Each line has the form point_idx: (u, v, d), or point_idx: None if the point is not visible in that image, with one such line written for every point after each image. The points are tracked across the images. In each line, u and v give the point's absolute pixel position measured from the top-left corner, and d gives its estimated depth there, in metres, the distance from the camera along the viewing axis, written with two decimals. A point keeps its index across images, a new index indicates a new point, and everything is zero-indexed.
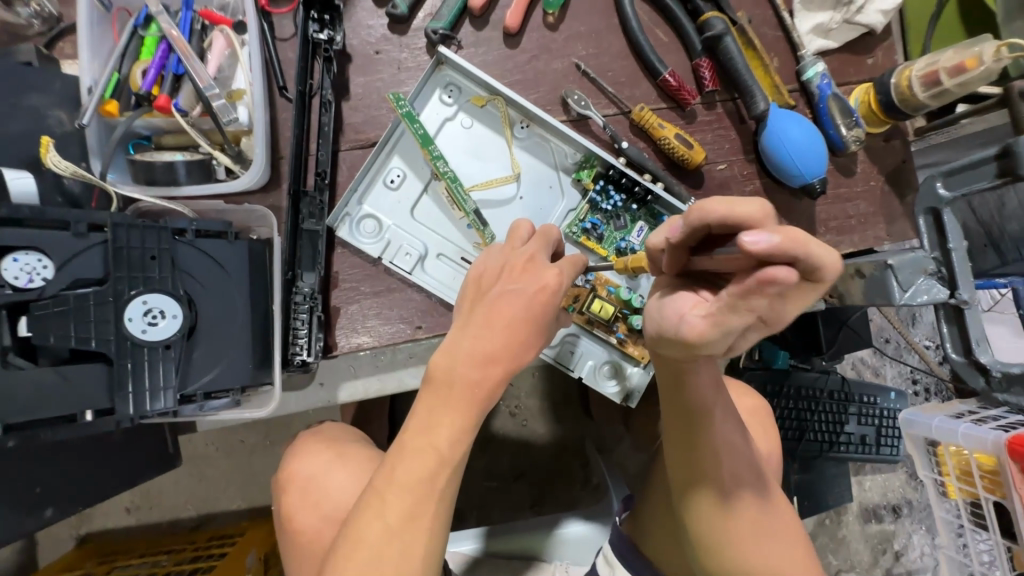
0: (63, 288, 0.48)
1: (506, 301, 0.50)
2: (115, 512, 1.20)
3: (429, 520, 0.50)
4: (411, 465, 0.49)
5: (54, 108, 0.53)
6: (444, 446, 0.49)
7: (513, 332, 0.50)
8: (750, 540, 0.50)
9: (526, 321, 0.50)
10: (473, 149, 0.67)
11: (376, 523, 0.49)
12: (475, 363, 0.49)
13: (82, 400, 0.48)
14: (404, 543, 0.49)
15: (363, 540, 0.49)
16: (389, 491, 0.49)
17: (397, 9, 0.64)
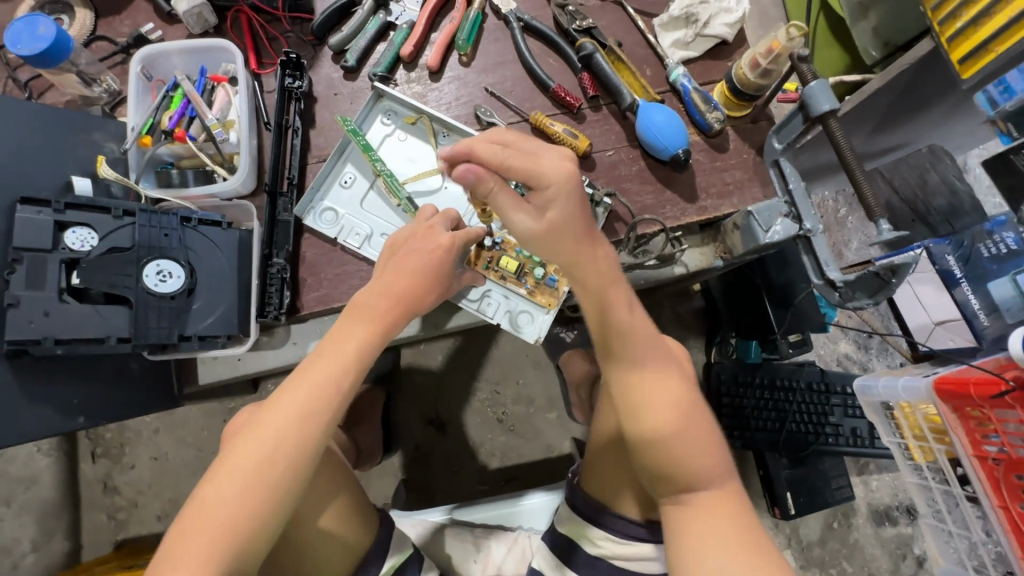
0: (103, 252, 0.69)
1: (412, 256, 0.67)
2: (147, 520, 1.36)
3: (324, 418, 0.57)
4: (320, 365, 0.59)
5: (108, 141, 0.79)
6: (353, 352, 0.60)
7: (415, 277, 0.65)
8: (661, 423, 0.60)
9: (425, 272, 0.66)
10: (408, 155, 0.88)
11: (280, 413, 0.56)
12: (384, 296, 0.63)
13: (109, 328, 0.68)
14: (303, 429, 0.56)
15: (265, 426, 0.56)
16: (295, 387, 0.58)
17: (348, 63, 0.88)
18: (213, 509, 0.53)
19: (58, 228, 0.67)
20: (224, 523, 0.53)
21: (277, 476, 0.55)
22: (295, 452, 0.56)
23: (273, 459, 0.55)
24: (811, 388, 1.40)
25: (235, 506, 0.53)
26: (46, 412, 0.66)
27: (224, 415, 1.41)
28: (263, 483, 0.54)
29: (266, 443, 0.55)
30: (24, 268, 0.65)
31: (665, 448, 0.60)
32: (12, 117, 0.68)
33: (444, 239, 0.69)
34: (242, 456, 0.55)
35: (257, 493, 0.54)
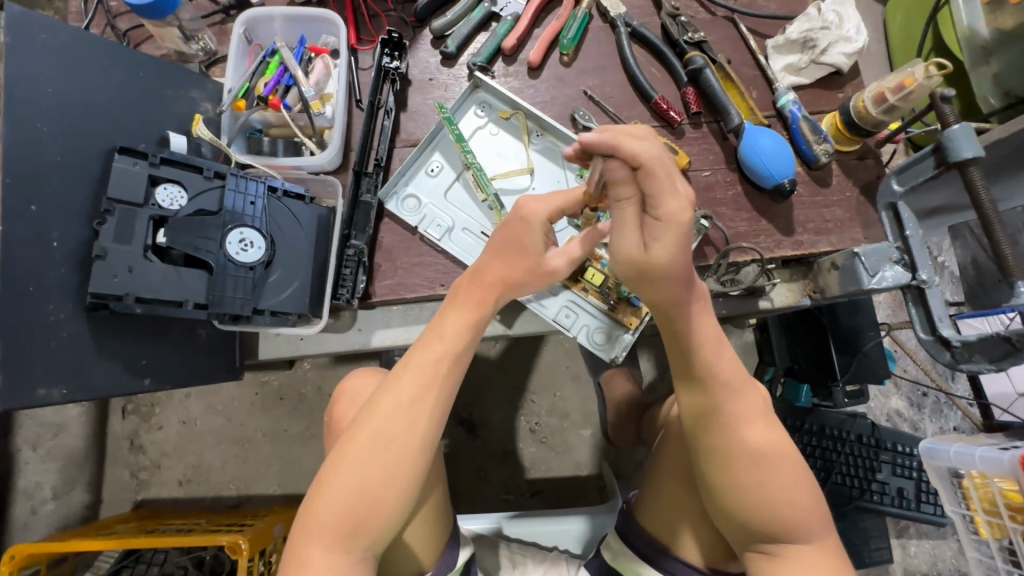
0: (190, 213, 0.67)
1: (511, 240, 0.65)
2: (168, 483, 1.35)
3: (431, 405, 0.60)
4: (423, 352, 0.62)
5: (204, 101, 0.78)
6: (449, 335, 0.63)
7: (511, 257, 0.65)
8: (755, 438, 0.62)
9: (518, 250, 0.65)
10: (498, 150, 0.85)
11: (391, 401, 0.59)
12: (485, 280, 0.64)
13: (188, 292, 0.66)
14: (413, 415, 0.59)
15: (378, 415, 0.59)
16: (402, 375, 0.61)
17: (448, 49, 0.85)
18: (331, 498, 0.58)
19: (150, 183, 0.65)
20: (348, 506, 0.57)
21: (396, 468, 0.58)
22: (406, 444, 0.59)
23: (389, 449, 0.58)
24: (861, 442, 1.33)
25: (354, 495, 0.57)
26: (116, 368, 0.64)
27: (257, 388, 1.39)
28: (382, 474, 0.58)
29: (377, 434, 0.58)
30: (114, 220, 0.63)
31: (756, 480, 0.61)
32: (118, 65, 0.67)
33: (529, 208, 0.65)
34: (363, 436, 0.58)
35: (378, 482, 0.58)
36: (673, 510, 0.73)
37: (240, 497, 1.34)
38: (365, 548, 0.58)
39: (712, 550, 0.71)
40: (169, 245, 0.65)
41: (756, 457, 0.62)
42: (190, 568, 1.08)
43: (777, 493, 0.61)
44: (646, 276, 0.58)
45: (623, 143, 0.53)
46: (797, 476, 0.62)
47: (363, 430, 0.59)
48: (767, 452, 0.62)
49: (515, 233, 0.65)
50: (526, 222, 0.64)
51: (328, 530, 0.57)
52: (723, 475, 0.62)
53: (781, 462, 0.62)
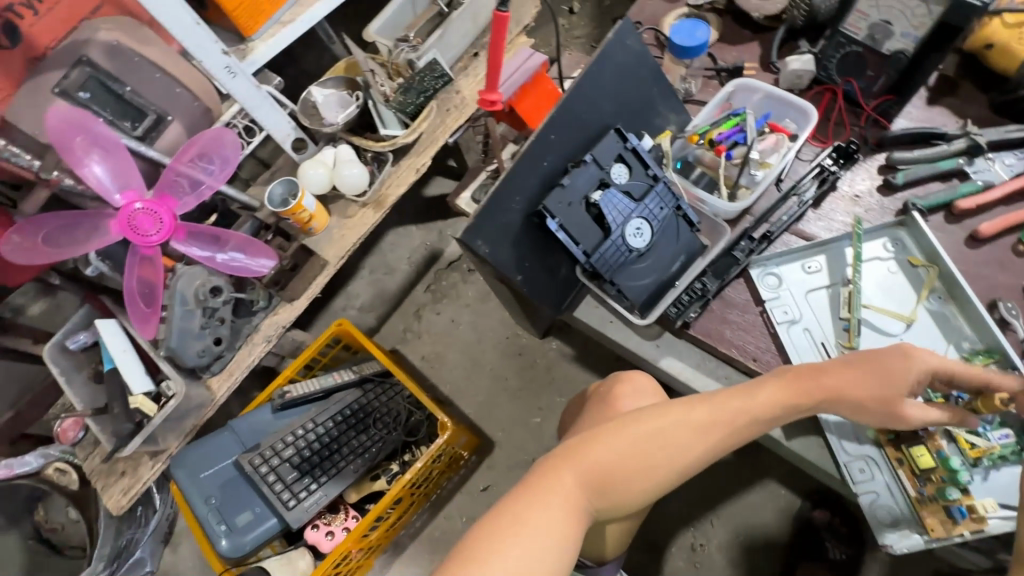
0: (622, 191, 0.86)
1: (880, 364, 0.67)
2: (414, 351, 1.69)
3: (710, 442, 0.66)
4: (734, 399, 0.67)
5: (672, 123, 0.96)
6: (760, 401, 0.67)
7: (862, 373, 0.67)
8: None
9: (874, 372, 0.67)
10: (886, 287, 0.83)
11: (686, 415, 0.66)
12: (822, 381, 0.67)
13: (586, 240, 0.84)
14: (691, 440, 0.66)
15: (665, 420, 0.66)
16: (700, 404, 0.67)
17: (895, 180, 0.87)
18: (591, 454, 0.65)
19: (615, 158, 0.87)
20: (609, 469, 0.64)
21: (655, 471, 0.65)
22: (677, 457, 0.65)
23: (665, 452, 0.65)
24: None
25: (608, 463, 0.65)
26: (513, 254, 0.86)
27: (510, 335, 1.65)
28: (646, 464, 0.65)
29: (661, 433, 0.65)
30: (582, 167, 0.85)
31: None
32: (644, 78, 0.91)
33: (921, 354, 0.67)
34: (644, 428, 0.66)
35: (641, 470, 0.65)
36: None
37: (448, 398, 1.61)
38: (596, 511, 0.65)
39: None
40: (598, 202, 0.84)
41: None
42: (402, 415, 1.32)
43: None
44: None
45: None
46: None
47: (648, 423, 0.66)
48: None
49: (895, 366, 0.66)
50: (910, 360, 0.66)
51: (581, 476, 0.64)
52: None
53: None
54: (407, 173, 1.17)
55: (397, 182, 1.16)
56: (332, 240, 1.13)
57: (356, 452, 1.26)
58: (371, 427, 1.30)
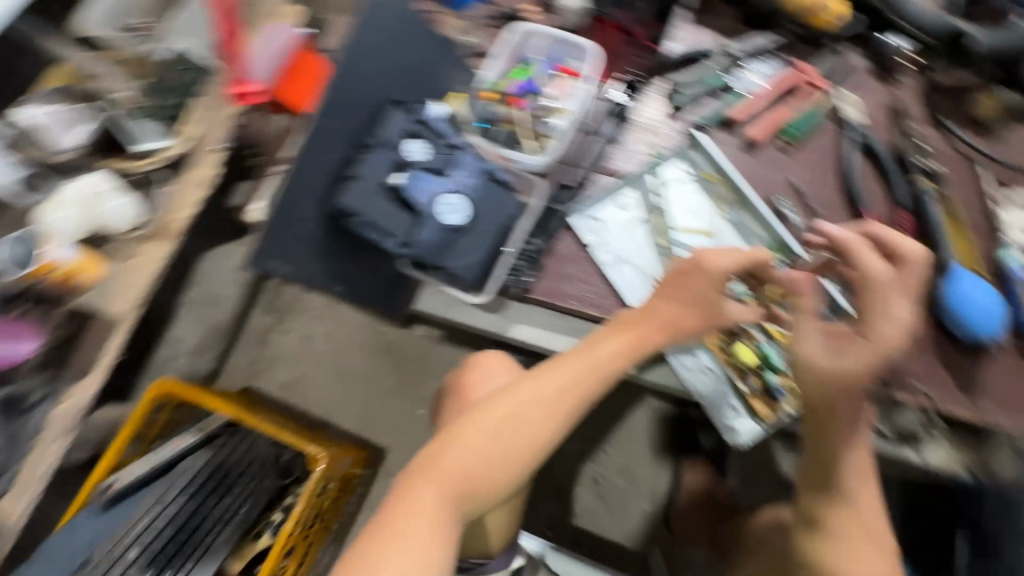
0: (423, 168, 0.79)
1: (687, 282, 0.70)
2: (272, 383, 1.52)
3: (565, 411, 0.66)
4: (574, 364, 0.67)
5: (460, 83, 0.90)
6: (602, 355, 0.68)
7: (683, 302, 0.70)
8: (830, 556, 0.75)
9: (693, 298, 0.70)
10: (690, 206, 0.88)
11: (533, 393, 0.66)
12: (651, 316, 0.69)
13: (398, 230, 0.77)
14: (546, 414, 0.66)
15: (516, 402, 0.66)
16: (547, 376, 0.67)
17: (677, 103, 0.91)
18: (452, 456, 0.65)
19: (406, 135, 0.78)
20: (468, 470, 0.64)
21: (518, 454, 0.65)
22: (533, 436, 0.66)
23: (519, 435, 0.65)
24: None
25: (469, 461, 0.65)
26: None
27: (373, 334, 1.54)
28: (507, 450, 0.65)
29: (511, 418, 0.65)
30: (374, 154, 0.77)
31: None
32: None
33: (715, 260, 0.70)
34: (497, 416, 0.66)
35: (500, 460, 0.65)
36: None
37: (324, 419, 1.49)
38: (469, 510, 0.65)
39: None
40: (400, 187, 0.77)
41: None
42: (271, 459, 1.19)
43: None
44: (832, 373, 0.68)
45: (864, 262, 0.69)
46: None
47: (501, 409, 0.66)
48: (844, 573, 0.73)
49: (701, 284, 0.70)
50: (706, 269, 0.70)
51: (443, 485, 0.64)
52: None
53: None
54: (192, 188, 0.93)
55: (181, 201, 0.93)
56: (119, 291, 0.90)
57: (223, 519, 1.08)
58: (235, 485, 1.12)
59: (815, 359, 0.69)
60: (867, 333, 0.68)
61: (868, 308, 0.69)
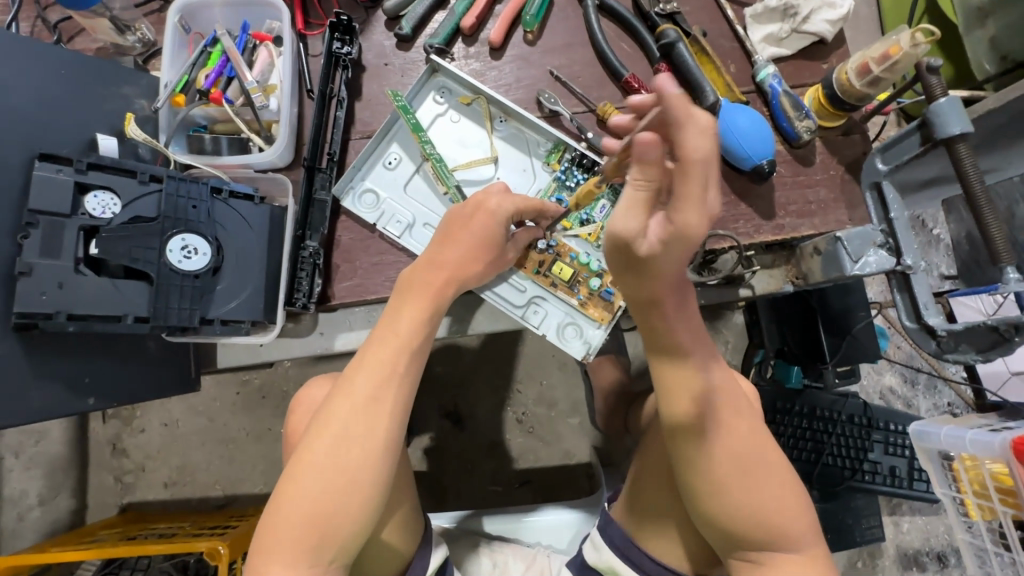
0: (125, 222, 0.63)
1: (462, 226, 0.66)
2: (154, 486, 1.34)
3: (391, 405, 0.57)
4: (378, 350, 0.59)
5: (139, 97, 0.72)
6: (404, 329, 0.60)
7: (467, 246, 0.65)
8: (718, 449, 0.57)
9: (475, 239, 0.66)
10: (460, 139, 0.80)
11: (347, 401, 0.56)
12: (436, 267, 0.63)
13: (126, 306, 0.62)
14: (371, 417, 0.56)
15: (335, 419, 0.56)
16: (357, 375, 0.58)
17: (402, 30, 0.79)
18: (289, 512, 0.54)
19: (79, 190, 0.61)
20: (310, 518, 0.54)
21: (357, 475, 0.55)
22: (368, 447, 0.56)
23: (349, 454, 0.55)
24: (853, 422, 1.30)
25: (308, 508, 0.54)
26: (57, 388, 0.61)
27: (238, 387, 1.38)
28: (344, 477, 0.55)
29: (335, 440, 0.55)
30: (39, 233, 0.59)
31: (735, 512, 0.58)
32: (38, 65, 0.63)
33: (493, 202, 0.67)
34: (318, 446, 0.55)
35: (340, 490, 0.55)
36: (638, 518, 0.72)
37: (227, 496, 1.34)
38: (334, 556, 0.55)
39: (671, 541, 0.69)
40: (102, 257, 0.61)
41: (743, 465, 0.58)
42: (173, 572, 1.07)
43: (764, 500, 0.58)
44: (629, 273, 0.50)
45: (681, 131, 0.42)
46: (781, 482, 0.59)
47: (321, 435, 0.56)
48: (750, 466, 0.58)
49: (481, 226, 0.66)
50: (486, 208, 0.67)
51: (291, 546, 0.54)
52: (710, 485, 0.58)
53: (768, 471, 0.59)
54: None
55: None
56: None
57: None
58: None
59: (627, 248, 0.47)
60: (683, 224, 0.45)
61: (682, 190, 0.43)
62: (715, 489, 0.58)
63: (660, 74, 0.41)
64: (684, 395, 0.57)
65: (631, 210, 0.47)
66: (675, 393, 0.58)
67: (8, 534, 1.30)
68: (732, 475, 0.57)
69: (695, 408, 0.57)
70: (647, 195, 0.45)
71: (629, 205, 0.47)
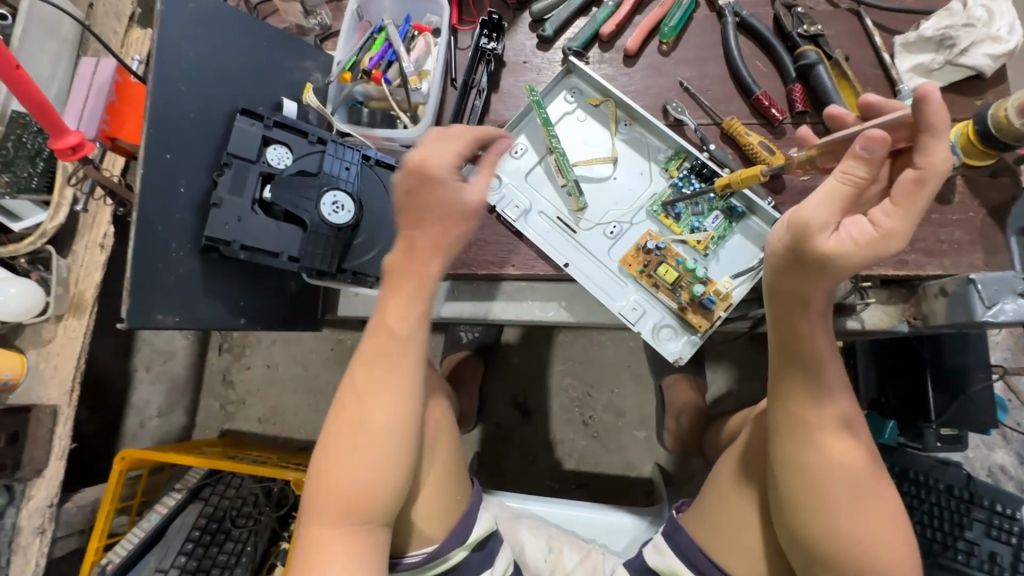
0: (292, 173, 0.73)
1: (434, 200, 0.61)
2: (250, 419, 1.50)
3: (399, 383, 0.60)
4: (376, 338, 0.61)
5: (315, 71, 0.84)
6: (395, 319, 0.61)
7: (444, 225, 0.61)
8: (831, 464, 0.58)
9: (456, 211, 0.62)
10: (584, 137, 0.85)
11: (364, 379, 0.60)
12: (426, 253, 0.62)
13: (285, 245, 0.72)
14: (382, 398, 0.59)
15: (350, 405, 0.60)
16: (361, 362, 0.61)
17: (545, 32, 0.85)
18: (324, 494, 0.59)
19: (263, 142, 0.73)
20: (345, 489, 0.58)
21: (379, 450, 0.59)
22: (383, 425, 0.59)
23: (373, 427, 0.59)
24: (953, 493, 1.18)
25: (339, 488, 0.58)
26: (218, 305, 0.72)
27: (333, 344, 1.51)
28: (366, 456, 0.58)
29: (351, 424, 0.59)
30: (230, 173, 0.71)
31: (837, 531, 0.58)
32: (247, 36, 0.76)
33: (432, 160, 0.61)
34: (339, 430, 0.59)
35: (366, 466, 0.58)
36: (715, 527, 0.71)
37: (309, 441, 1.47)
38: (376, 525, 0.60)
39: (749, 558, 0.69)
40: (273, 200, 0.72)
41: (852, 486, 0.58)
42: (260, 495, 1.21)
43: (867, 527, 0.58)
44: (804, 262, 0.53)
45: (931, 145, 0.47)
46: (888, 513, 0.59)
47: (339, 421, 0.60)
48: (861, 489, 0.58)
49: (445, 194, 0.61)
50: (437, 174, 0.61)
51: (330, 515, 0.58)
52: (814, 499, 0.59)
53: (877, 499, 0.59)
54: (94, 252, 0.98)
55: (88, 269, 0.97)
56: (50, 379, 0.96)
57: (231, 561, 1.13)
58: (233, 528, 1.17)
59: (815, 234, 0.51)
60: (889, 227, 0.50)
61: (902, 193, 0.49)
62: (822, 507, 0.58)
63: (926, 83, 0.46)
64: (802, 406, 0.60)
65: (836, 202, 0.50)
66: (796, 400, 0.60)
67: None
68: (840, 496, 0.58)
69: (823, 417, 0.59)
70: (851, 192, 0.50)
71: (837, 197, 0.50)
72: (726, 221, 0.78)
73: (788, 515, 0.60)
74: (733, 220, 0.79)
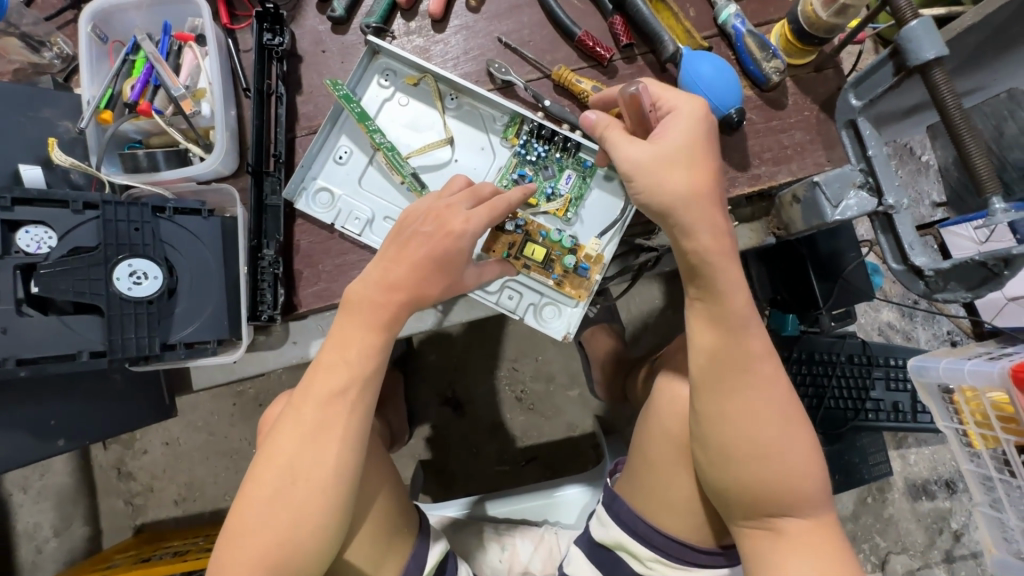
0: (64, 254, 0.60)
1: (417, 242, 0.58)
2: (165, 505, 1.35)
3: (340, 432, 0.54)
4: (328, 379, 0.55)
5: (62, 119, 0.68)
6: (353, 361, 0.56)
7: (414, 265, 0.57)
8: (750, 397, 0.56)
9: (435, 262, 0.58)
10: (410, 122, 0.76)
11: (297, 430, 0.54)
12: (381, 288, 0.57)
13: (81, 342, 0.60)
14: (319, 448, 0.53)
15: (281, 452, 0.54)
16: (305, 406, 0.55)
17: (335, 13, 0.74)
18: (236, 557, 0.52)
19: (9, 227, 0.58)
20: (255, 554, 0.52)
21: (314, 505, 0.53)
22: (318, 476, 0.53)
23: (296, 486, 0.53)
24: (853, 361, 1.27)
25: (259, 546, 0.52)
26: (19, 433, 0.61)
27: (234, 398, 1.36)
28: (292, 509, 0.52)
29: (283, 472, 0.53)
30: None
31: (757, 467, 0.56)
32: None
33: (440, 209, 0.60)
34: (263, 482, 0.53)
35: (289, 523, 0.52)
36: (647, 481, 0.69)
37: None
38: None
39: (683, 505, 0.67)
40: (45, 294, 0.58)
41: (775, 420, 0.56)
42: None
43: (786, 461, 0.56)
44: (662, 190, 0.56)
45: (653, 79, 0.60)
46: (807, 446, 0.57)
47: (269, 470, 0.53)
48: (780, 423, 0.56)
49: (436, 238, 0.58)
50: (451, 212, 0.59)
51: None
52: (736, 436, 0.56)
53: (797, 432, 0.57)
54: None
55: None
56: None
57: None
58: None
59: (644, 162, 0.56)
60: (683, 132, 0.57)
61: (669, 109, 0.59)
62: (745, 446, 0.56)
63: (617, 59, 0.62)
64: (704, 351, 0.57)
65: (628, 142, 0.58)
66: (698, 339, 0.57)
67: (29, 567, 1.31)
68: (767, 427, 0.56)
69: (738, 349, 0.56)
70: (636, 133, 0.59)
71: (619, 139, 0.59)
72: (580, 178, 0.74)
73: (717, 466, 0.58)
74: (587, 175, 0.74)
